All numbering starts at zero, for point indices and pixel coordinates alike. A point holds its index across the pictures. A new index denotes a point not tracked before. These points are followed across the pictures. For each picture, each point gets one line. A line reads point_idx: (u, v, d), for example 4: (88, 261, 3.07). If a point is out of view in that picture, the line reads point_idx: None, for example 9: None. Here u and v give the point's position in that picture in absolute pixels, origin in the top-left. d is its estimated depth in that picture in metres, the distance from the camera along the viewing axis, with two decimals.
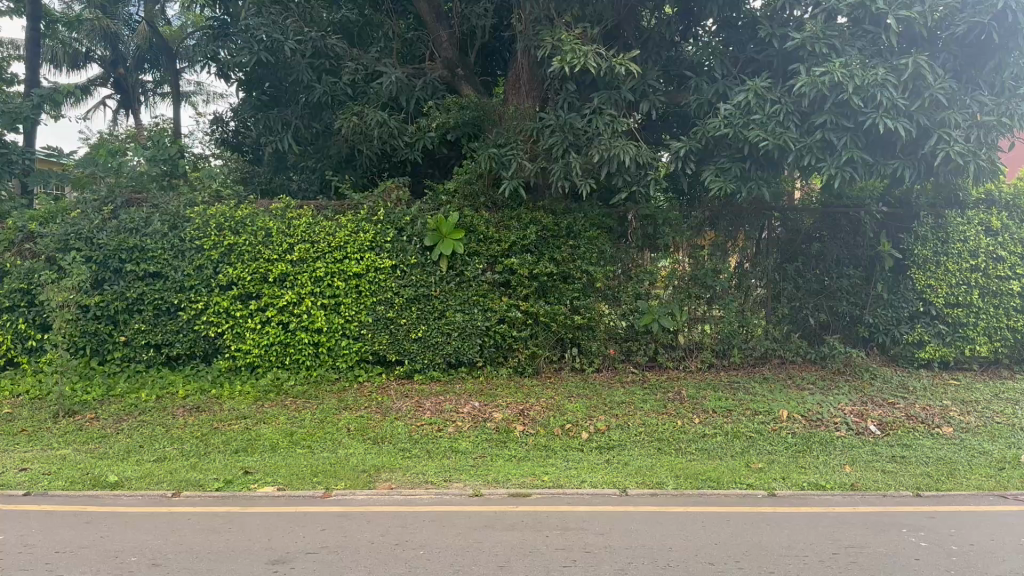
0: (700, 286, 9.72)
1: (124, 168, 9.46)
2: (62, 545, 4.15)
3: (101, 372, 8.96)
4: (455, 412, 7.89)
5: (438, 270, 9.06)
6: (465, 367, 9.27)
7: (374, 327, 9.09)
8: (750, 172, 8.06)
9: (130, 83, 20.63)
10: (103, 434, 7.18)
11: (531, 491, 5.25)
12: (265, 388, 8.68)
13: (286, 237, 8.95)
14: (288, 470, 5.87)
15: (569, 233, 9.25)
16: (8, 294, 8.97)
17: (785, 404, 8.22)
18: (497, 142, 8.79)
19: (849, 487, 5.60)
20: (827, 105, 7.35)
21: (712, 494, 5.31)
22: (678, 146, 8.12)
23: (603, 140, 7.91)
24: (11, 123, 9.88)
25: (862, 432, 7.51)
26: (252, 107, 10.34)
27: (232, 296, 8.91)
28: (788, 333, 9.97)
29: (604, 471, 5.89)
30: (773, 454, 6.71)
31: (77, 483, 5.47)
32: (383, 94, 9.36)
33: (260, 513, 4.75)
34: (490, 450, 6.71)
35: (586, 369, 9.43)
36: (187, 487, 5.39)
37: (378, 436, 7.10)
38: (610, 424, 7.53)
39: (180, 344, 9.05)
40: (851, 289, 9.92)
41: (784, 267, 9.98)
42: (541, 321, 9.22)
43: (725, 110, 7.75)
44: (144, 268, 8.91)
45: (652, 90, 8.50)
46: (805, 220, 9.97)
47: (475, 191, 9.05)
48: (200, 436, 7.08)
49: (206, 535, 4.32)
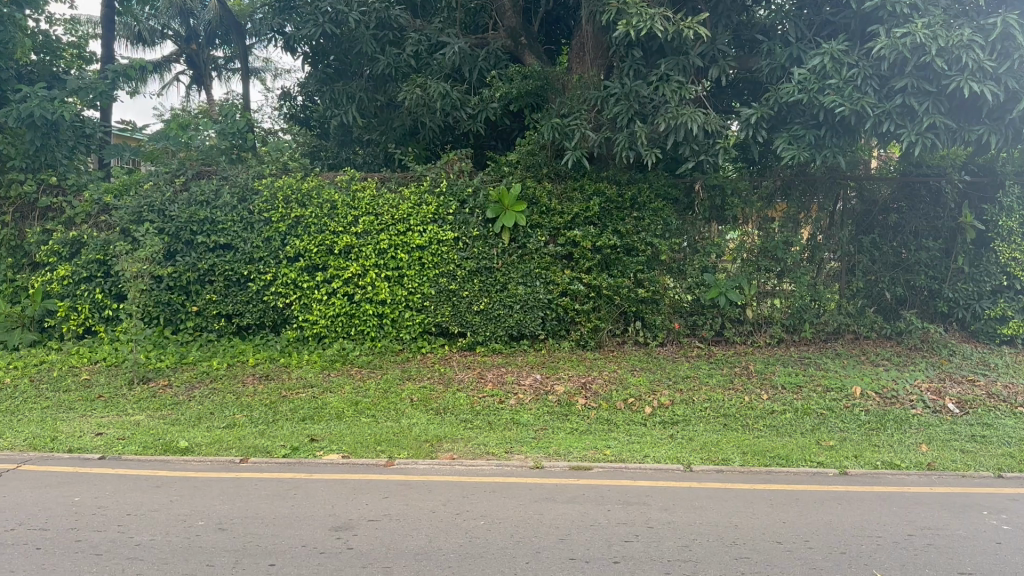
0: (770, 259, 9.44)
1: (194, 142, 9.69)
2: (133, 508, 4.25)
3: (174, 341, 9.18)
4: (518, 384, 7.88)
5: (501, 242, 9.01)
6: (527, 340, 9.22)
7: (436, 299, 9.11)
8: (826, 140, 7.77)
9: (203, 59, 21.09)
10: (175, 401, 7.37)
11: (594, 464, 5.19)
12: (332, 358, 8.79)
13: (351, 210, 9.01)
14: (352, 438, 5.92)
15: (634, 204, 9.08)
16: (86, 265, 9.27)
17: (859, 380, 7.96)
18: (561, 112, 8.66)
19: (925, 467, 5.37)
20: (908, 68, 7.02)
21: (781, 471, 5.15)
22: (749, 114, 7.86)
23: (670, 108, 7.74)
24: (86, 97, 10.08)
25: (940, 410, 7.24)
26: (318, 79, 10.38)
27: (299, 268, 9.03)
28: (862, 307, 9.62)
29: (667, 446, 5.77)
30: (845, 432, 6.50)
31: (149, 447, 5.62)
32: (446, 65, 9.28)
33: (324, 480, 4.81)
34: (552, 423, 6.68)
35: (650, 344, 9.28)
36: (255, 454, 5.47)
37: (441, 407, 7.13)
38: (674, 399, 7.42)
39: (250, 315, 9.22)
40: (930, 262, 9.54)
41: (859, 239, 9.62)
42: (603, 295, 9.08)
43: (799, 75, 7.45)
44: (214, 240, 9.09)
45: (722, 56, 8.22)
46: (882, 190, 9.59)
47: (538, 162, 8.98)
48: (269, 403, 7.23)
49: (271, 501, 4.36)
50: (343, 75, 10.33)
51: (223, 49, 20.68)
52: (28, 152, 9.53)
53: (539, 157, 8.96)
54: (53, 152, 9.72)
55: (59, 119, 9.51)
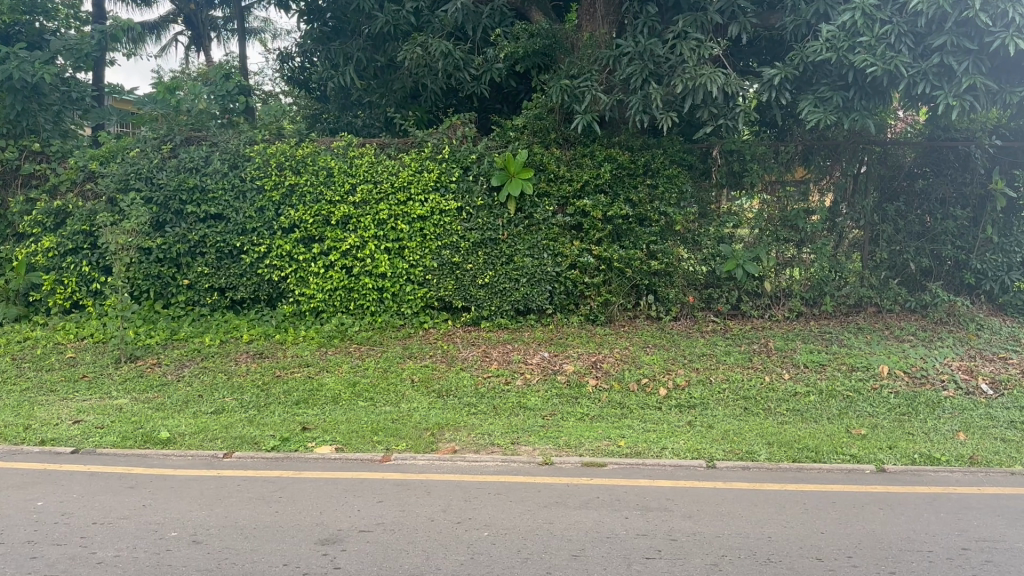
0: (790, 229, 8.96)
1: (184, 106, 9.26)
2: (100, 515, 3.85)
3: (164, 316, 8.77)
4: (524, 363, 7.45)
5: (506, 212, 8.54)
6: (534, 314, 8.77)
7: (439, 272, 8.65)
8: (854, 103, 7.24)
9: (202, 17, 20.49)
10: (162, 381, 6.99)
11: (607, 460, 4.76)
12: (330, 334, 8.38)
13: (348, 177, 8.53)
14: (348, 427, 5.51)
15: (647, 171, 8.57)
16: (71, 236, 8.84)
17: (885, 358, 7.51)
18: (570, 73, 8.15)
19: (968, 461, 4.93)
20: (948, 25, 6.49)
21: (813, 469, 4.71)
22: (772, 75, 7.32)
23: (687, 68, 7.23)
24: (70, 60, 9.49)
25: (974, 392, 6.81)
26: (314, 39, 9.97)
27: (294, 239, 8.58)
28: (885, 279, 9.11)
29: (685, 436, 5.35)
30: (874, 418, 6.07)
31: (128, 438, 5.21)
32: (448, 23, 8.70)
33: (313, 480, 4.39)
34: (560, 407, 6.28)
35: (663, 318, 8.83)
36: (241, 447, 5.05)
37: (443, 389, 6.72)
38: (691, 379, 6.99)
39: (244, 288, 8.78)
40: (958, 232, 9.05)
41: (883, 207, 9.10)
42: (615, 267, 8.62)
43: (827, 32, 6.91)
44: (204, 211, 8.61)
45: (742, 11, 7.65)
46: (908, 155, 9.05)
47: (545, 126, 8.48)
48: (261, 385, 6.83)
49: (253, 506, 3.96)
50: (340, 34, 9.94)
51: (223, 10, 20.01)
52: (9, 118, 9.00)
53: (547, 121, 8.45)
54: (35, 117, 9.17)
55: (40, 82, 8.96)
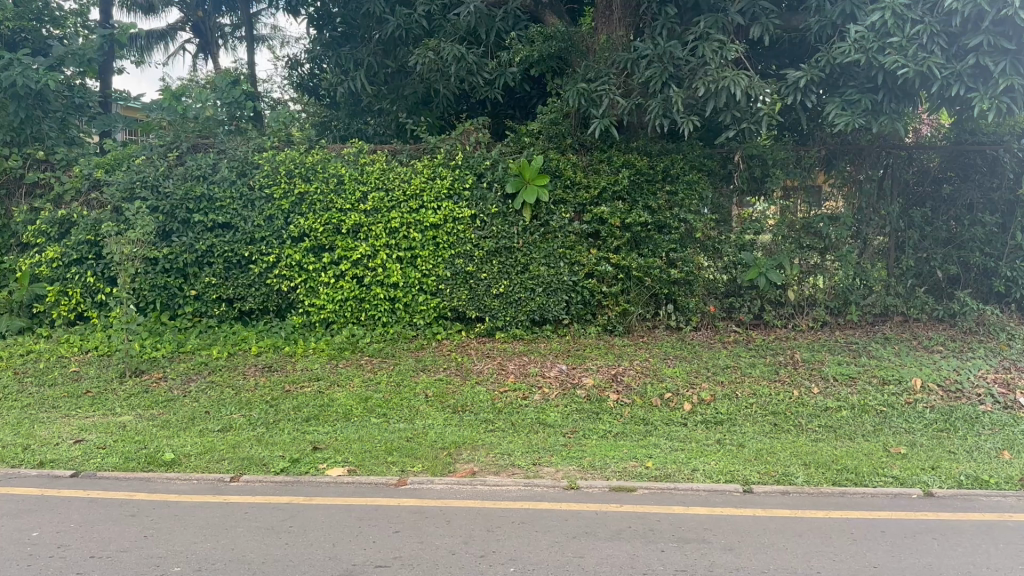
0: (813, 235, 8.67)
1: (191, 113, 8.93)
2: (98, 548, 3.60)
3: (171, 327, 8.52)
4: (542, 376, 7.19)
5: (521, 220, 8.28)
6: (550, 324, 8.50)
7: (453, 281, 8.41)
8: (883, 106, 6.97)
9: (209, 26, 20.30)
10: (169, 397, 6.75)
11: (637, 485, 4.48)
12: (341, 346, 8.14)
13: (359, 185, 8.29)
14: (360, 446, 5.25)
15: (666, 176, 8.31)
16: (75, 246, 8.62)
17: (916, 370, 7.21)
18: (587, 77, 7.91)
19: (1018, 484, 4.63)
20: (984, 24, 6.23)
21: (856, 493, 4.43)
22: (797, 77, 7.04)
23: (710, 71, 6.96)
24: (76, 66, 9.23)
25: (1012, 406, 6.51)
26: (323, 45, 9.80)
27: (304, 248, 8.36)
28: (912, 287, 8.83)
29: (716, 456, 5.08)
30: (911, 435, 5.78)
31: (130, 460, 4.97)
32: (460, 26, 8.43)
33: (325, 507, 4.13)
34: (581, 424, 6.01)
35: (683, 328, 8.56)
36: (249, 470, 4.79)
37: (457, 404, 6.46)
38: (716, 394, 6.71)
39: (252, 299, 8.55)
40: (987, 238, 8.74)
41: (910, 213, 8.80)
42: (633, 276, 8.36)
43: (856, 33, 6.64)
44: (212, 219, 8.38)
45: (765, 13, 7.39)
46: (934, 159, 8.76)
47: (561, 131, 8.23)
48: (271, 400, 6.58)
49: (262, 537, 3.71)
50: (350, 40, 9.76)
51: (229, 15, 19.80)
52: (12, 126, 8.78)
53: (563, 125, 8.21)
54: (39, 125, 8.95)
55: (44, 89, 8.73)
